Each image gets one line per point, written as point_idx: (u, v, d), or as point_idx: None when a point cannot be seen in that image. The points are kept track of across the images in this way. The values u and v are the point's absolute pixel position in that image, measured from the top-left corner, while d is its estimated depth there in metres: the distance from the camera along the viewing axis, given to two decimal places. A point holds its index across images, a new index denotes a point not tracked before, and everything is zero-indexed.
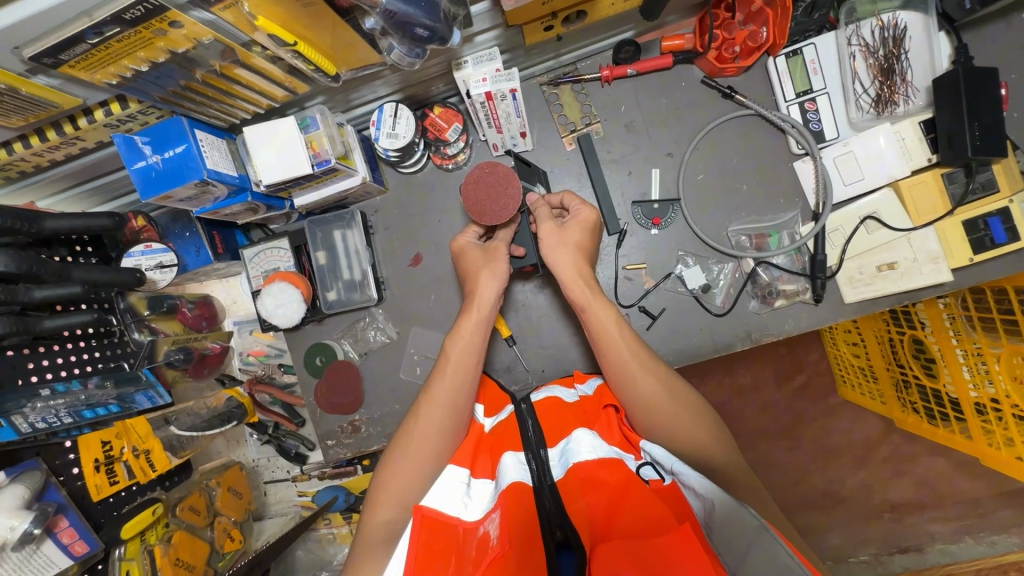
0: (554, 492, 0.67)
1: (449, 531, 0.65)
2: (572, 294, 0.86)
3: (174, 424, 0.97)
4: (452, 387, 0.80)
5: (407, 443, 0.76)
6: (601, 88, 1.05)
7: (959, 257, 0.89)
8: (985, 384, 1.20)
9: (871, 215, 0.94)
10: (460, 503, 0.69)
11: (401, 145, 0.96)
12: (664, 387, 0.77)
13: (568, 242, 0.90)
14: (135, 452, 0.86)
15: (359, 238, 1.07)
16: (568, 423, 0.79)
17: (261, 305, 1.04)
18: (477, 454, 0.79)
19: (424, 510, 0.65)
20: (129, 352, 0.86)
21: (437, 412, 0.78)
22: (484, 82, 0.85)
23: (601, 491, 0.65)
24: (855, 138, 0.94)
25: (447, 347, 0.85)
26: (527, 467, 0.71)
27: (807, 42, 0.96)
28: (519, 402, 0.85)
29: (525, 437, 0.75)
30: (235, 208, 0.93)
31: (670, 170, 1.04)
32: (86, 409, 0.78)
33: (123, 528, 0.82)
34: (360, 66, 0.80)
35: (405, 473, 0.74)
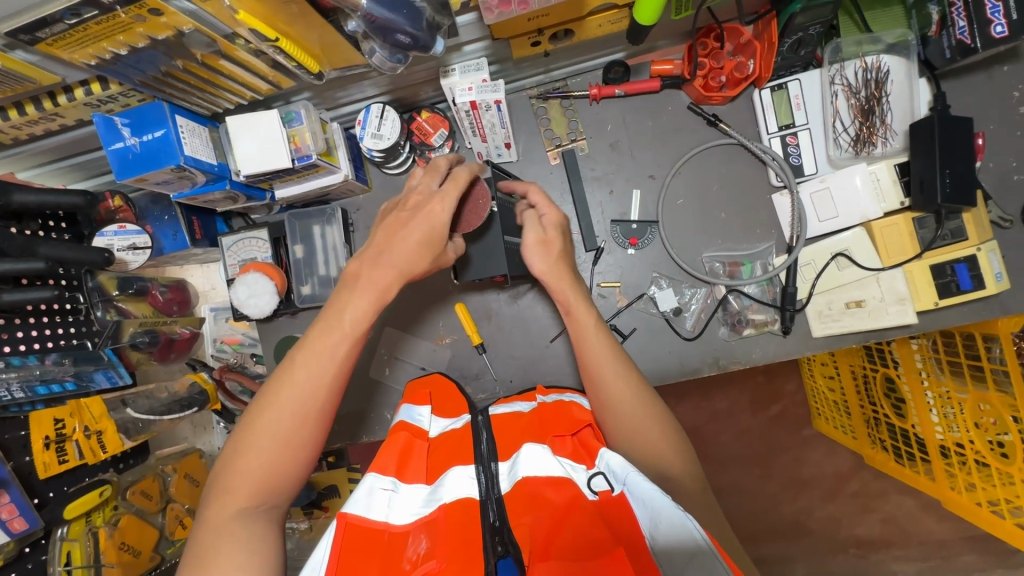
0: (500, 506, 0.68)
1: (378, 539, 0.66)
2: (558, 297, 0.85)
3: (130, 407, 0.91)
4: (343, 350, 0.72)
5: (269, 407, 0.69)
6: (589, 106, 1.06)
7: (925, 300, 0.90)
8: (950, 428, 1.21)
9: (842, 252, 0.95)
10: (389, 509, 0.69)
11: (385, 146, 0.97)
12: (635, 394, 0.76)
13: (551, 252, 0.87)
14: (86, 433, 0.82)
15: (338, 235, 1.07)
16: (522, 433, 0.78)
17: (232, 295, 1.05)
18: (420, 464, 0.77)
19: (349, 516, 0.66)
20: (82, 334, 0.84)
21: (311, 376, 0.70)
22: (469, 91, 0.87)
23: (545, 503, 0.66)
24: (833, 176, 0.95)
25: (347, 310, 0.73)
26: (476, 481, 0.71)
27: (793, 77, 0.97)
28: (474, 414, 0.84)
29: (477, 451, 0.75)
30: (213, 195, 0.94)
31: (651, 192, 1.05)
32: (40, 386, 0.78)
33: (66, 508, 0.79)
34: (344, 66, 0.81)
35: (266, 439, 0.67)
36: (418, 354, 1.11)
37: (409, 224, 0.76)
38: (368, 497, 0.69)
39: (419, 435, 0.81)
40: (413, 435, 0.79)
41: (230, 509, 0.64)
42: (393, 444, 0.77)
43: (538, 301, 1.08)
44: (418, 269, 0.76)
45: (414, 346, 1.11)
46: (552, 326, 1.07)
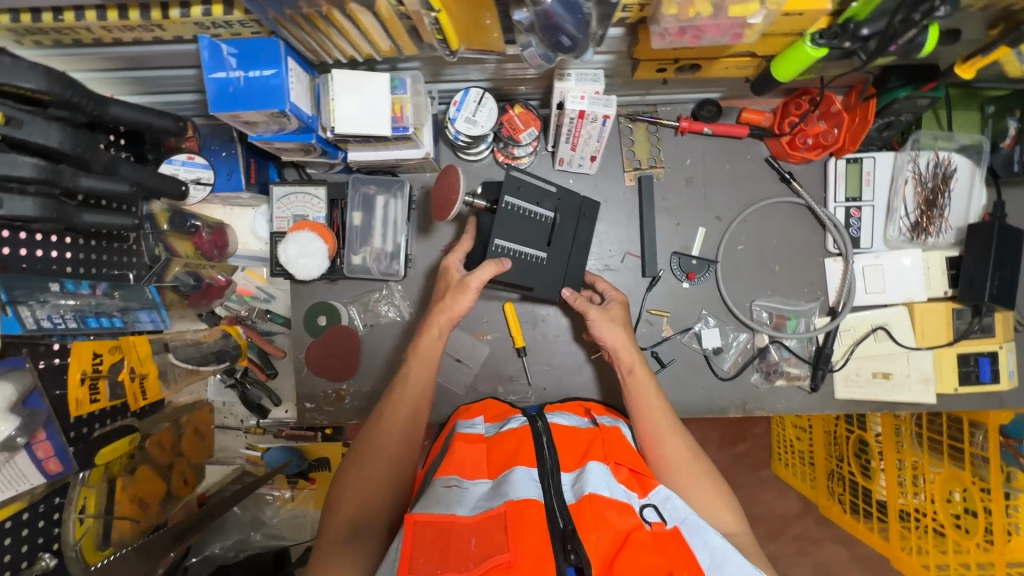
0: (566, 513, 0.69)
1: (445, 533, 0.66)
2: (620, 359, 0.90)
3: (173, 353, 0.88)
4: (414, 391, 0.84)
5: (366, 454, 0.79)
6: (673, 136, 1.08)
7: (947, 384, 0.98)
8: (914, 495, 1.33)
9: (882, 326, 1.01)
10: (453, 500, 0.71)
11: (477, 134, 0.95)
12: (694, 457, 0.81)
13: (616, 319, 0.94)
14: (130, 373, 0.77)
15: (401, 211, 1.03)
16: (579, 449, 0.81)
17: (280, 252, 0.99)
18: (482, 463, 0.80)
19: (417, 516, 0.67)
20: (124, 266, 0.76)
21: (398, 423, 0.82)
22: (581, 99, 0.88)
23: (611, 520, 0.68)
24: (887, 254, 1.02)
25: (411, 357, 0.88)
26: (540, 486, 0.73)
27: (869, 154, 1.03)
28: (534, 419, 0.86)
29: (541, 458, 0.77)
30: (290, 145, 0.89)
31: (715, 232, 1.08)
32: (89, 318, 0.70)
33: (100, 452, 0.72)
34: (480, 50, 0.77)
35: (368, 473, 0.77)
36: (455, 344, 1.09)
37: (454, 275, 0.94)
38: (434, 497, 0.72)
39: (477, 441, 0.84)
40: (471, 443, 0.83)
41: (339, 534, 0.71)
42: (459, 451, 0.81)
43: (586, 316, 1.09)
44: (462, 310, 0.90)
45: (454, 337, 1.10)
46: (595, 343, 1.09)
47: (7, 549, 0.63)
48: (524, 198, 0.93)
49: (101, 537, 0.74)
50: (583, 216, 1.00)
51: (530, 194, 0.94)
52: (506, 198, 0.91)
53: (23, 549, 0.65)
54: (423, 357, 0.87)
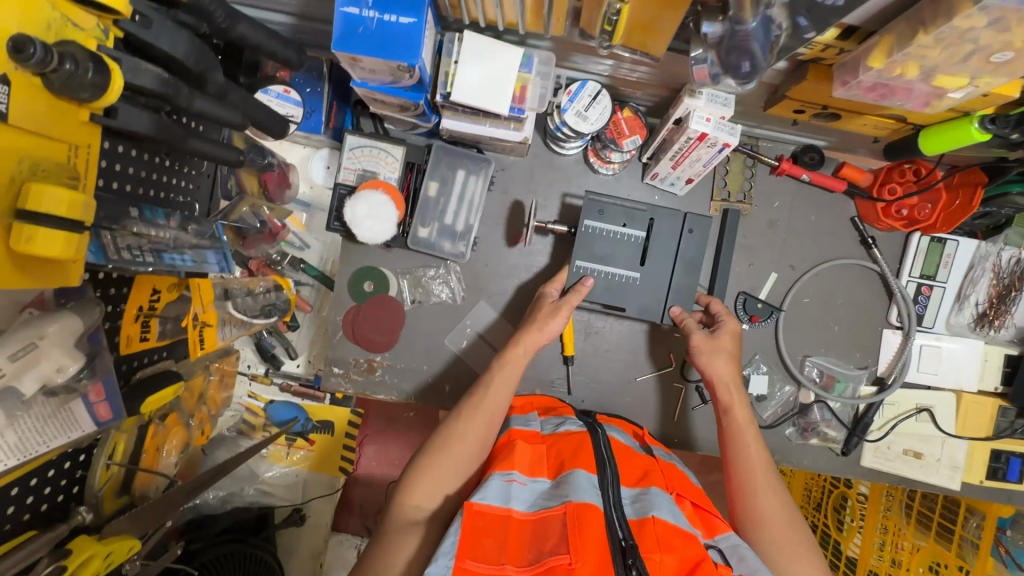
0: (626, 526, 0.64)
1: (500, 526, 0.63)
2: (721, 395, 0.89)
3: (231, 302, 0.79)
4: (491, 404, 0.82)
5: (439, 451, 0.76)
6: (767, 174, 1.05)
7: (974, 475, 1.02)
8: (887, 560, 1.38)
9: (926, 408, 1.03)
10: (510, 493, 0.68)
11: (583, 129, 0.90)
12: (786, 513, 0.79)
13: (720, 349, 0.90)
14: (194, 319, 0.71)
15: (480, 190, 0.98)
16: (641, 470, 0.77)
17: (347, 209, 0.92)
18: (540, 461, 0.76)
19: (475, 507, 0.64)
20: (191, 193, 0.70)
21: (476, 429, 0.79)
22: (706, 122, 0.83)
23: (676, 544, 0.62)
24: (948, 338, 1.02)
25: (495, 366, 0.86)
26: (601, 493, 0.68)
27: (953, 237, 1.02)
28: (595, 429, 0.81)
29: (603, 463, 0.72)
30: (393, 99, 0.81)
31: (786, 280, 1.06)
32: (164, 255, 0.60)
33: (148, 399, 0.65)
34: (634, 51, 0.71)
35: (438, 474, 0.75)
36: (501, 339, 1.05)
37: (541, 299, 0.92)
38: (489, 487, 0.67)
39: (534, 443, 0.79)
40: (529, 444, 0.79)
41: (399, 525, 0.71)
42: (520, 449, 0.76)
43: (641, 337, 1.06)
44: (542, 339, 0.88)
45: (501, 331, 1.05)
46: (643, 365, 1.06)
47: (30, 489, 0.58)
48: (608, 222, 0.93)
49: (122, 484, 0.69)
50: (688, 227, 0.93)
51: (614, 217, 0.93)
52: (588, 223, 0.93)
53: (45, 491, 0.59)
54: (507, 370, 0.84)
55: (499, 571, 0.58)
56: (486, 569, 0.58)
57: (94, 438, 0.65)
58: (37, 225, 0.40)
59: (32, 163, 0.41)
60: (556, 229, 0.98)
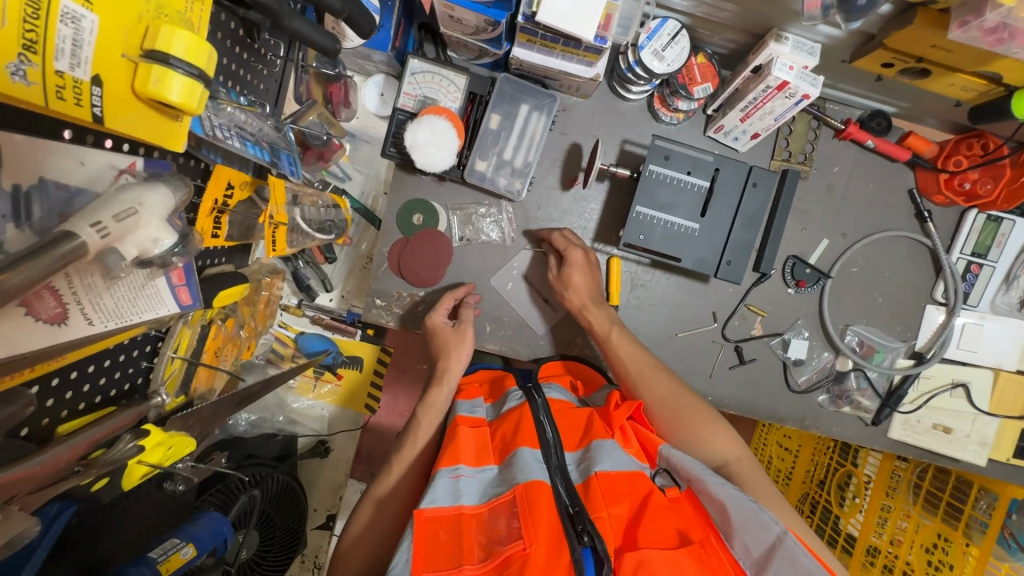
0: (571, 492, 0.74)
1: (455, 522, 0.71)
2: (598, 331, 0.96)
3: (298, 211, 0.77)
4: (420, 448, 0.89)
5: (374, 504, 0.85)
6: (829, 138, 1.03)
7: (1001, 452, 1.03)
8: (890, 536, 1.42)
9: (962, 384, 1.04)
10: (458, 490, 0.75)
11: (658, 70, 0.87)
12: (674, 397, 0.92)
13: (578, 287, 0.96)
14: (270, 219, 0.70)
15: (542, 127, 0.95)
16: (583, 428, 0.85)
17: (407, 134, 0.90)
18: (484, 447, 0.82)
19: (424, 512, 0.71)
20: (259, 92, 0.69)
21: (404, 481, 0.87)
22: (789, 70, 0.80)
23: (621, 492, 0.73)
24: (993, 317, 1.02)
25: (417, 413, 0.93)
26: (544, 464, 0.76)
27: (1010, 216, 1.01)
28: (533, 395, 0.87)
29: (545, 439, 0.80)
30: (471, 17, 0.78)
31: (836, 248, 1.06)
32: (248, 142, 0.62)
33: (218, 295, 0.65)
34: None
35: (376, 526, 0.83)
36: (547, 284, 1.04)
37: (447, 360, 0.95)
38: (437, 488, 0.74)
39: (478, 426, 0.85)
40: (473, 428, 0.85)
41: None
42: (463, 439, 0.82)
43: (686, 293, 1.06)
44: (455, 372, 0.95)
45: (547, 276, 1.04)
46: (685, 322, 1.06)
47: (104, 371, 0.58)
48: (672, 168, 0.91)
49: (182, 381, 0.69)
50: (751, 181, 0.92)
51: (679, 164, 0.91)
52: (653, 167, 0.91)
53: (115, 376, 0.60)
54: (428, 417, 0.91)
55: (457, 571, 0.66)
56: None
57: (162, 331, 0.65)
58: (169, 68, 0.45)
59: (156, 4, 0.47)
60: (617, 172, 0.96)
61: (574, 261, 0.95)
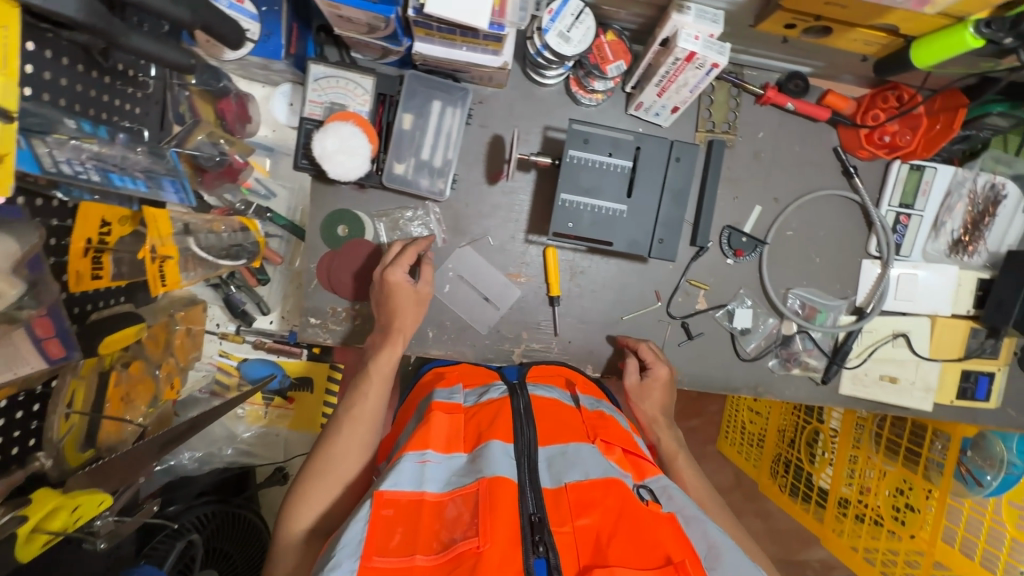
0: (539, 498, 0.67)
1: (414, 512, 0.65)
2: (667, 450, 0.96)
3: (193, 239, 0.73)
4: (374, 403, 0.85)
5: (323, 464, 0.79)
6: (751, 105, 1.02)
7: (945, 395, 1.06)
8: (857, 486, 1.45)
9: (903, 334, 1.05)
10: (422, 475, 0.69)
11: (566, 52, 0.85)
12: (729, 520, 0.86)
13: (645, 398, 0.98)
14: (151, 252, 0.64)
15: (458, 122, 0.92)
16: (564, 426, 0.80)
17: (315, 144, 0.86)
18: (456, 435, 0.78)
19: (384, 495, 0.66)
20: (135, 118, 0.65)
21: (357, 438, 0.82)
22: (695, 40, 0.79)
23: (593, 504, 0.65)
24: (925, 266, 1.04)
25: (368, 367, 0.88)
26: (516, 463, 0.71)
27: (932, 164, 1.02)
28: (516, 394, 0.84)
29: (520, 435, 0.75)
30: (360, 15, 0.74)
31: (769, 213, 1.06)
32: (112, 174, 0.59)
33: (104, 342, 0.65)
34: None
35: (328, 486, 0.78)
36: (486, 282, 1.02)
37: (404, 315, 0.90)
38: (402, 471, 0.68)
39: (453, 413, 0.81)
40: (448, 414, 0.81)
41: (289, 546, 0.75)
42: (436, 423, 0.78)
43: (627, 275, 1.04)
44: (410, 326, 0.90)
45: (485, 274, 1.02)
46: (629, 304, 1.05)
47: None
48: (593, 152, 0.89)
49: (86, 435, 0.68)
50: (675, 155, 0.90)
51: (600, 146, 0.90)
52: (573, 152, 0.89)
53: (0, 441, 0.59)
54: (383, 369, 0.87)
55: (409, 563, 0.60)
56: (394, 561, 0.59)
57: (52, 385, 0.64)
58: None
59: None
60: (539, 161, 0.94)
61: (656, 377, 0.98)
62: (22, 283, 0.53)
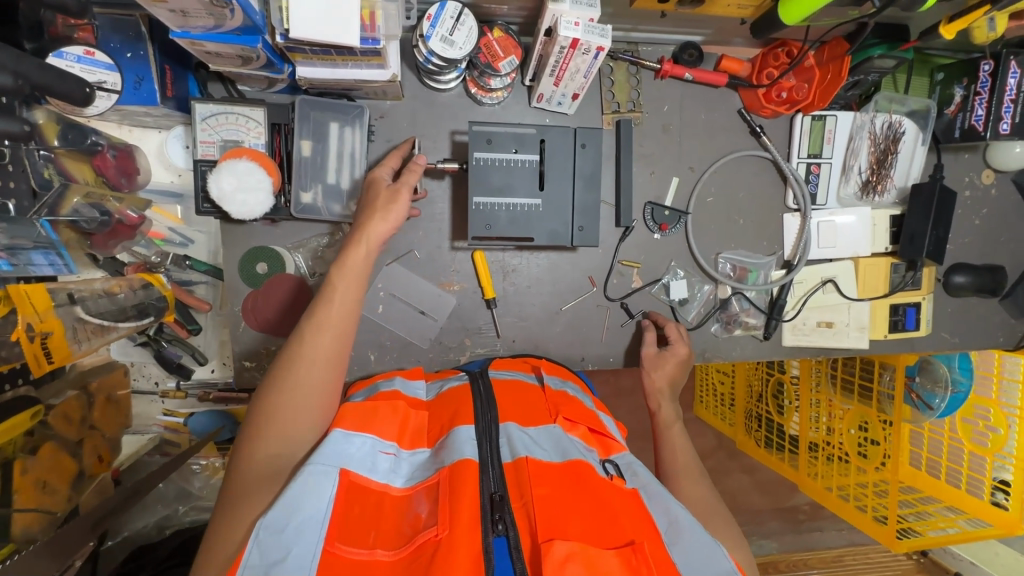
0: (499, 476, 0.65)
1: (377, 508, 0.63)
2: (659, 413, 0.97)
3: (81, 306, 0.74)
4: (340, 312, 0.74)
5: (285, 379, 0.70)
6: (652, 80, 1.03)
7: (879, 331, 1.10)
8: (822, 427, 1.50)
9: (830, 279, 1.08)
10: (384, 469, 0.67)
11: (452, 56, 0.84)
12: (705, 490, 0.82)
13: (658, 368, 1.00)
14: (29, 331, 0.64)
15: (359, 142, 0.90)
16: (519, 403, 0.79)
17: (211, 186, 0.83)
18: (421, 428, 0.76)
19: (352, 475, 0.64)
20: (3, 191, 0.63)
21: (323, 348, 0.72)
22: (575, 26, 0.79)
23: (552, 479, 0.64)
24: (840, 211, 1.07)
25: (331, 274, 0.77)
26: (477, 444, 0.69)
27: (832, 112, 1.05)
28: (475, 379, 0.84)
29: (480, 413, 0.73)
30: (228, 49, 0.72)
31: (687, 183, 1.07)
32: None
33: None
34: None
35: (291, 403, 0.68)
36: (420, 296, 1.01)
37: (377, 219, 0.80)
38: (364, 466, 0.66)
39: (414, 407, 0.79)
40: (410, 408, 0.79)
41: (247, 476, 0.64)
42: (394, 411, 0.75)
43: (560, 266, 1.05)
44: (382, 231, 0.79)
45: (417, 288, 1.01)
46: (565, 294, 1.05)
47: None
48: (498, 150, 0.88)
49: None
50: (580, 142, 0.90)
51: (504, 144, 0.89)
52: (477, 154, 0.88)
53: None
54: (349, 277, 0.76)
55: (370, 557, 0.57)
56: (358, 555, 0.57)
57: None
58: None
59: None
60: (448, 167, 0.93)
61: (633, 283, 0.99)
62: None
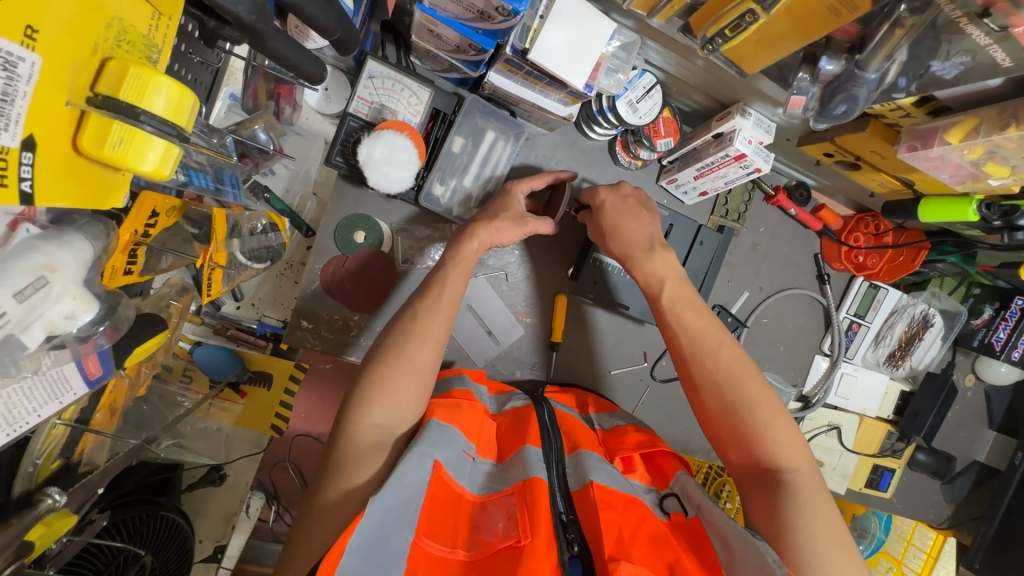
0: (568, 501, 0.69)
1: (454, 507, 0.66)
2: (661, 298, 0.81)
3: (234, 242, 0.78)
4: (449, 297, 0.77)
5: (395, 357, 0.72)
6: (760, 201, 1.12)
7: (856, 482, 1.24)
8: None
9: (836, 426, 1.21)
10: (464, 469, 0.71)
11: (630, 122, 0.87)
12: (744, 378, 0.73)
13: (632, 239, 0.85)
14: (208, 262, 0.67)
15: (508, 155, 0.92)
16: (578, 436, 0.83)
17: (362, 149, 0.80)
18: (490, 443, 0.80)
19: (441, 469, 0.67)
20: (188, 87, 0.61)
21: (433, 330, 0.75)
22: (748, 143, 0.82)
23: (616, 506, 0.67)
24: (862, 371, 1.20)
25: (444, 258, 0.81)
26: (544, 466, 0.72)
27: (886, 287, 1.18)
28: (540, 402, 0.86)
29: (546, 436, 0.77)
30: (456, 37, 0.71)
31: (754, 299, 1.16)
32: (191, 172, 0.57)
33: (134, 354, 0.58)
34: (727, 64, 0.70)
35: (400, 380, 0.71)
36: (491, 315, 1.01)
37: (503, 233, 0.83)
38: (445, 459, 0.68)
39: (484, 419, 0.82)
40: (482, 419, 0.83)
41: (355, 444, 0.68)
42: (469, 413, 0.78)
43: (623, 332, 1.08)
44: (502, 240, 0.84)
45: (493, 307, 1.01)
46: (617, 359, 1.09)
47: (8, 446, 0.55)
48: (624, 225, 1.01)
49: (64, 448, 0.63)
50: (699, 239, 1.03)
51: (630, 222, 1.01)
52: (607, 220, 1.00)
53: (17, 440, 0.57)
54: (461, 266, 0.80)
55: (451, 555, 0.60)
56: (442, 550, 0.60)
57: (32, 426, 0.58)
58: (139, 127, 0.40)
59: (119, 28, 0.41)
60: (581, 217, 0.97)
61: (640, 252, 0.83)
62: (95, 302, 0.47)
